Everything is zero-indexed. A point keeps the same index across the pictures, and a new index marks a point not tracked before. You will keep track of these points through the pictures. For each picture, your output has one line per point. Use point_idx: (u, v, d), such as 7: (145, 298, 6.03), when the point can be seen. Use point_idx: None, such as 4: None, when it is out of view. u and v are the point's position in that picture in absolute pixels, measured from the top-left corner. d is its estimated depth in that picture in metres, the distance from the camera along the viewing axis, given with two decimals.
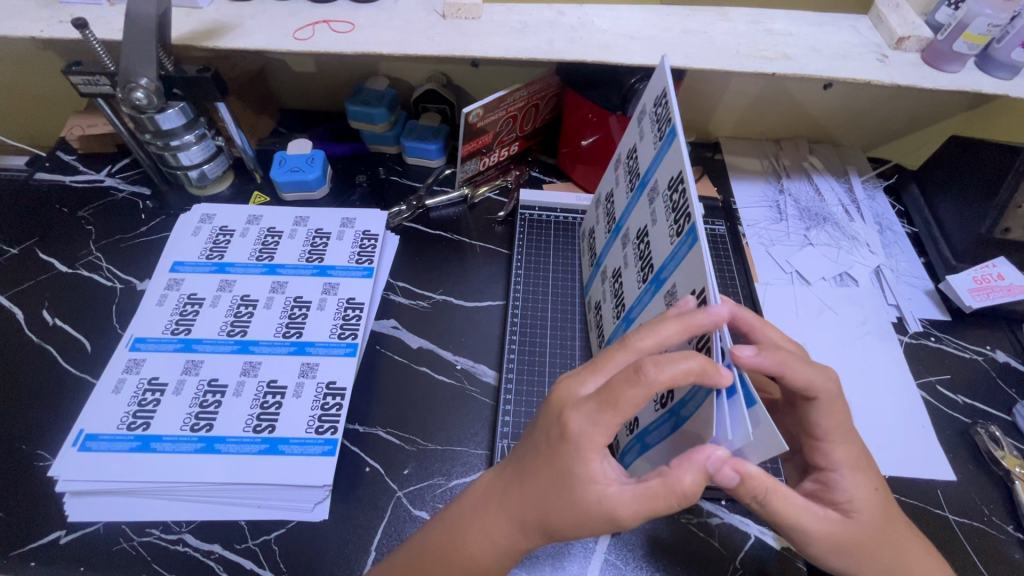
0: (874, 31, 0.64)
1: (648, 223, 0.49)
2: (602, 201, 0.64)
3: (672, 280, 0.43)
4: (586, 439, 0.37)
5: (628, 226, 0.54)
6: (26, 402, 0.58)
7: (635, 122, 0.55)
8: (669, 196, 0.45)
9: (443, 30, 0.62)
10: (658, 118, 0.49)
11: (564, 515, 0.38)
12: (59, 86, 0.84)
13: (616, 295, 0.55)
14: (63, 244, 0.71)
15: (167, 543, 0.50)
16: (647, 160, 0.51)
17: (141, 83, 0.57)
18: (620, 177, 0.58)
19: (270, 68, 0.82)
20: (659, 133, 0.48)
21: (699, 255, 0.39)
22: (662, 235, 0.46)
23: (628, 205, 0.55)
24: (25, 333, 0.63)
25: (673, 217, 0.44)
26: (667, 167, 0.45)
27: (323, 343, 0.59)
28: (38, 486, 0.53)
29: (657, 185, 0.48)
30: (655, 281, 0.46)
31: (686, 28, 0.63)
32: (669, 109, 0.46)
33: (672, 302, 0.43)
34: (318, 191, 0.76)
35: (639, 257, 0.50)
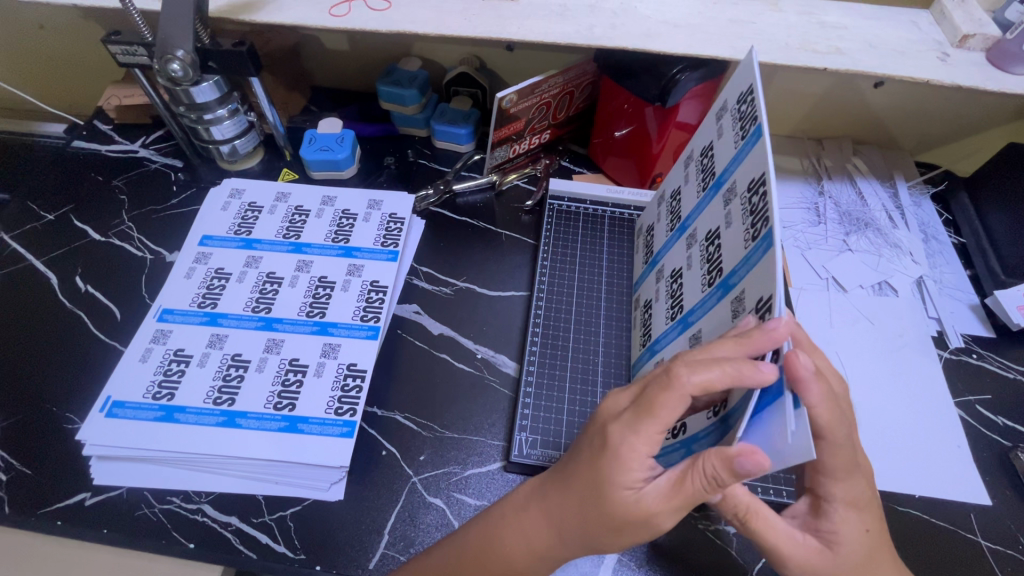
0: (936, 28, 0.61)
1: (721, 225, 0.46)
2: (666, 198, 0.61)
3: (741, 285, 0.41)
4: (626, 447, 0.36)
5: (696, 226, 0.52)
6: (57, 365, 0.59)
7: (711, 117, 0.51)
8: (748, 199, 0.42)
9: (480, 12, 0.60)
10: (741, 117, 0.45)
11: (605, 520, 0.38)
12: (98, 57, 0.85)
13: (674, 295, 0.54)
14: (97, 213, 0.73)
15: (187, 512, 0.51)
16: (723, 159, 0.48)
17: (177, 55, 0.58)
18: (691, 174, 0.54)
19: (303, 46, 0.81)
20: (741, 133, 0.45)
21: (769, 261, 0.37)
22: (735, 239, 0.43)
23: (697, 204, 0.52)
24: (58, 298, 0.64)
25: (750, 221, 0.41)
26: (748, 170, 0.43)
27: (345, 324, 0.59)
28: (66, 448, 0.54)
29: (734, 187, 0.45)
30: (723, 285, 0.44)
31: (733, 17, 0.60)
32: (755, 107, 0.43)
33: (739, 310, 0.41)
34: (347, 172, 0.75)
35: (706, 259, 0.48)
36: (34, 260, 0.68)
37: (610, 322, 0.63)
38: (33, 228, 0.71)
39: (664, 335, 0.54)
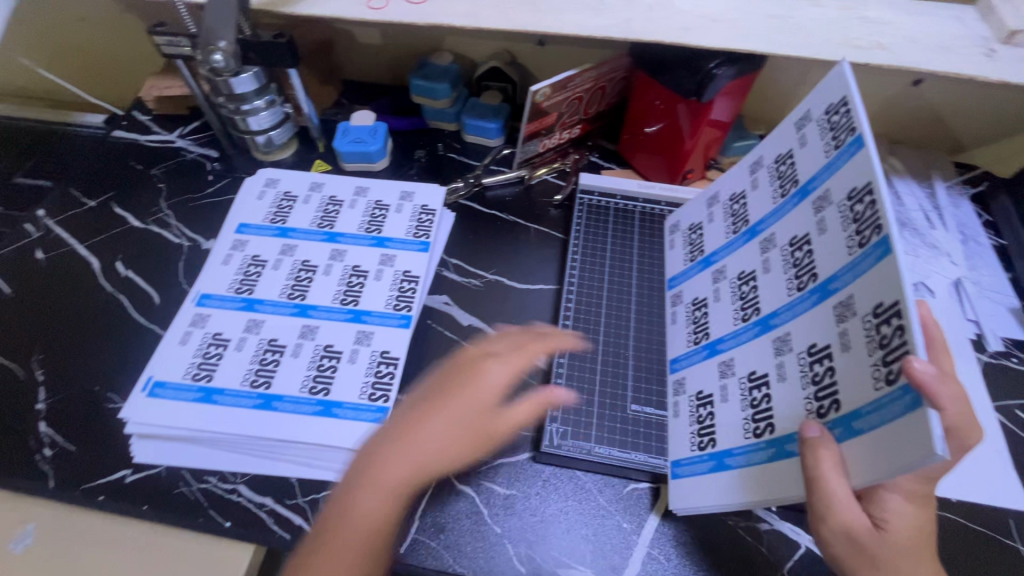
0: (982, 23, 0.59)
1: (811, 232, 0.46)
2: (722, 200, 0.60)
3: (848, 291, 0.40)
4: (489, 381, 0.47)
5: (773, 232, 0.51)
6: (99, 346, 0.61)
7: (789, 125, 0.51)
8: (849, 207, 0.42)
9: (517, 5, 0.60)
10: (833, 126, 0.45)
11: (444, 437, 0.44)
12: (138, 50, 0.88)
13: (744, 297, 0.52)
14: (136, 200, 0.74)
15: (224, 491, 0.52)
16: (808, 167, 0.47)
17: (220, 46, 0.60)
18: (761, 180, 0.54)
19: (337, 39, 0.83)
20: (832, 143, 0.45)
21: (893, 268, 0.36)
22: (835, 245, 0.43)
23: (772, 209, 0.52)
24: (99, 282, 0.66)
25: (855, 229, 0.41)
26: (848, 179, 0.42)
27: (379, 312, 0.60)
28: (108, 426, 0.56)
29: (828, 195, 0.44)
30: (819, 290, 0.43)
31: (772, 12, 0.60)
32: (851, 118, 0.43)
33: (846, 314, 0.40)
34: (378, 164, 0.76)
35: (792, 265, 0.47)
36: (76, 245, 0.70)
37: (641, 317, 0.63)
38: (75, 214, 0.73)
39: (733, 337, 0.52)
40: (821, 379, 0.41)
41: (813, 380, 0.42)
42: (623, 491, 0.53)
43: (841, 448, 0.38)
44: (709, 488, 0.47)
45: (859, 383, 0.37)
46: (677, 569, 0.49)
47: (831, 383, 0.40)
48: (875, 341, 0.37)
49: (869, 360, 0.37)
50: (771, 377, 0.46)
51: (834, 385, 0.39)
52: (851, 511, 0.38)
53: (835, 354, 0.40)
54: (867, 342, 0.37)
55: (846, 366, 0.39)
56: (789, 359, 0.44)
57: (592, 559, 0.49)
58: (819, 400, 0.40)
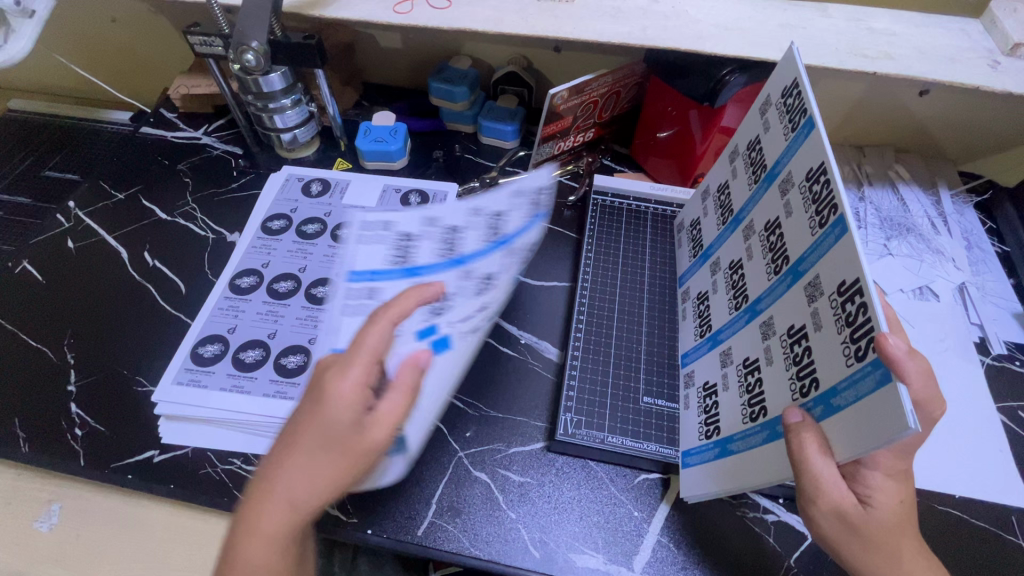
0: (986, 37, 0.61)
1: (780, 215, 0.48)
2: (712, 192, 0.62)
3: (815, 271, 0.42)
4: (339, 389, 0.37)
5: (752, 219, 0.53)
6: (128, 332, 0.63)
7: (755, 113, 0.53)
8: (809, 188, 0.43)
9: (537, 12, 0.63)
10: (789, 110, 0.46)
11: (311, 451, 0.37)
12: (165, 49, 0.90)
13: (735, 286, 0.54)
14: (163, 194, 0.77)
15: (248, 473, 0.54)
16: (775, 152, 0.49)
17: (251, 46, 0.62)
18: (738, 168, 0.56)
19: (359, 43, 0.85)
20: (790, 127, 0.46)
21: (851, 245, 0.38)
22: (801, 226, 0.44)
23: (749, 196, 0.53)
24: (128, 271, 0.69)
25: (815, 209, 0.42)
26: (804, 161, 0.44)
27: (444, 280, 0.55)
28: (137, 408, 0.58)
29: (790, 177, 0.46)
30: (792, 272, 0.45)
31: (783, 22, 0.62)
32: (802, 102, 0.44)
33: (816, 295, 0.41)
34: (398, 163, 0.78)
35: (769, 250, 0.49)
36: (106, 235, 0.72)
37: (652, 312, 0.65)
38: (104, 206, 0.76)
39: (729, 326, 0.54)
40: (801, 360, 0.43)
41: (794, 360, 0.43)
42: (633, 481, 0.54)
43: (823, 428, 0.39)
44: (709, 475, 0.49)
45: (831, 361, 0.39)
46: (687, 557, 0.51)
47: (809, 362, 0.42)
48: (842, 318, 0.38)
49: (838, 336, 0.39)
50: (762, 361, 0.48)
51: (811, 363, 0.41)
52: (835, 491, 0.40)
53: (810, 334, 0.42)
54: (835, 320, 0.39)
55: (820, 343, 0.40)
56: (773, 343, 0.46)
57: (605, 546, 0.51)
58: (801, 379, 0.42)
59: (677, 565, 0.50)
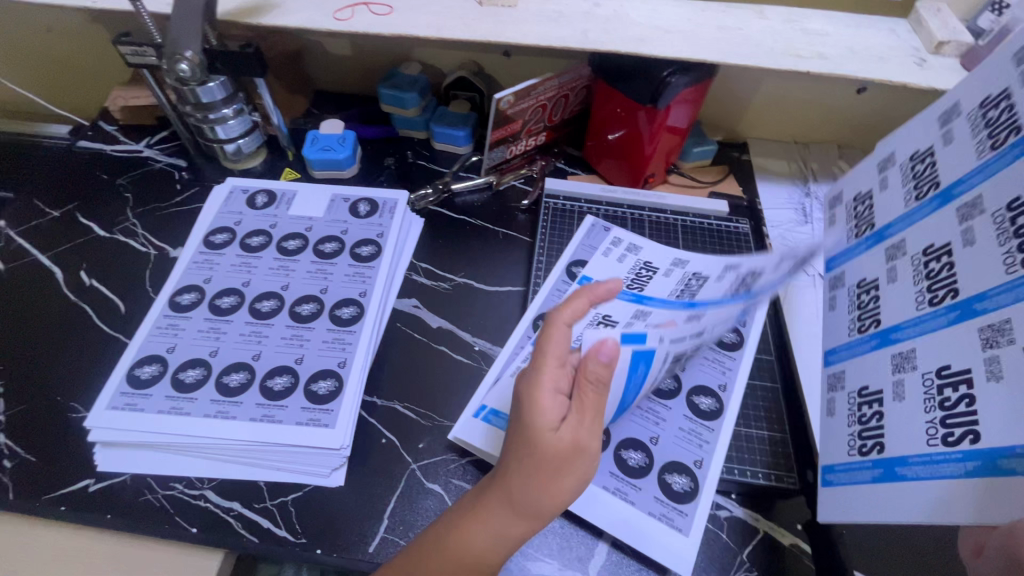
0: (914, 35, 0.63)
1: (953, 242, 0.41)
2: (846, 202, 0.55)
3: (1003, 313, 0.35)
4: (530, 399, 0.41)
5: (903, 238, 0.46)
6: (62, 356, 0.60)
7: (925, 121, 0.47)
8: (1006, 227, 0.36)
9: (479, 17, 0.62)
10: (990, 123, 0.40)
11: (524, 474, 0.41)
12: (102, 59, 0.87)
13: (861, 307, 0.48)
14: (102, 210, 0.74)
15: (190, 497, 0.52)
16: (952, 168, 0.43)
17: (186, 55, 0.60)
18: (892, 178, 0.49)
19: (306, 50, 0.84)
20: (990, 145, 0.40)
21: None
22: (988, 256, 0.37)
23: (899, 212, 0.47)
24: (62, 291, 0.66)
25: (1019, 245, 0.35)
26: (1008, 187, 0.37)
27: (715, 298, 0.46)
28: (72, 435, 0.55)
29: (980, 201, 0.39)
30: (961, 308, 0.38)
31: (721, 24, 0.63)
32: (1022, 113, 0.38)
33: (995, 341, 0.35)
34: (348, 171, 0.77)
35: (925, 275, 0.42)
36: (39, 255, 0.69)
37: None
38: (38, 224, 0.72)
39: (846, 347, 0.48)
40: (868, 421, 0.43)
41: (938, 402, 0.38)
42: None
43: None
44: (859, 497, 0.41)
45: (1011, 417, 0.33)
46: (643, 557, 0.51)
47: (876, 427, 0.42)
48: (933, 399, 0.38)
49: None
50: (885, 395, 0.42)
51: (880, 429, 0.42)
52: None
53: (978, 382, 0.35)
54: None
55: (992, 399, 0.34)
56: (910, 378, 0.41)
57: (560, 551, 0.50)
58: (863, 438, 0.43)
59: (633, 566, 0.50)
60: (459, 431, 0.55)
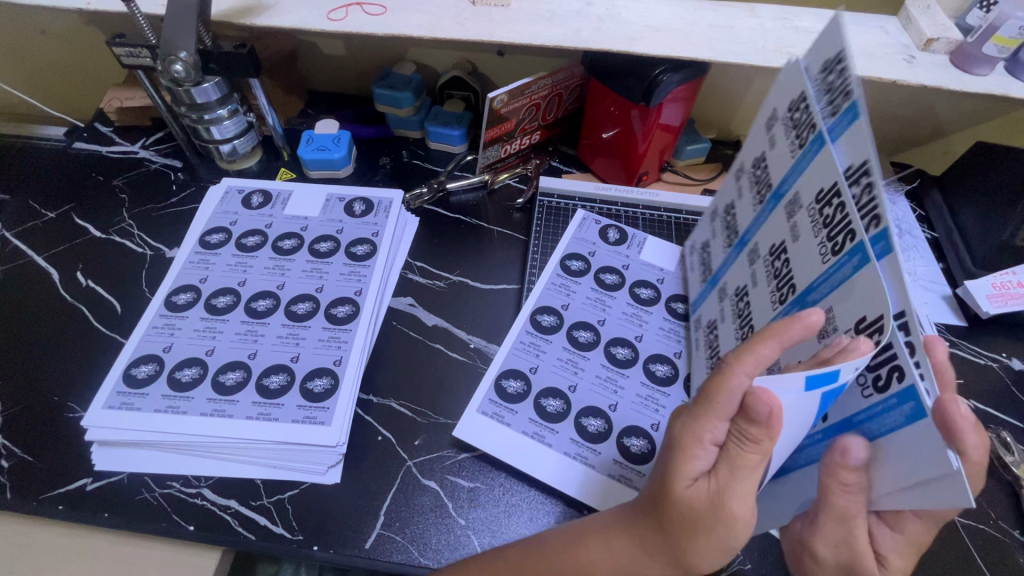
0: (903, 32, 0.64)
1: (788, 240, 0.45)
2: (719, 213, 0.59)
3: (826, 304, 0.40)
4: (684, 441, 0.37)
5: (756, 242, 0.51)
6: (58, 357, 0.61)
7: (761, 127, 0.50)
8: (819, 211, 0.41)
9: (472, 16, 0.63)
10: (797, 125, 0.44)
11: (666, 521, 0.38)
12: (97, 61, 0.87)
13: (741, 314, 0.52)
14: (98, 211, 0.74)
15: (187, 496, 0.52)
16: (780, 170, 0.46)
17: (180, 56, 0.60)
18: (744, 187, 0.53)
19: (301, 51, 0.84)
20: (798, 145, 0.44)
21: (871, 276, 0.35)
22: (810, 253, 0.42)
23: (754, 218, 0.51)
24: (58, 292, 0.66)
25: (828, 236, 0.40)
26: (813, 182, 0.41)
27: (822, 278, 0.41)
28: (68, 435, 0.55)
29: (798, 199, 0.44)
30: (801, 302, 0.43)
31: (712, 22, 0.63)
32: (809, 114, 0.42)
33: (829, 331, 0.39)
34: (343, 171, 0.77)
35: (774, 276, 0.47)
36: (35, 256, 0.69)
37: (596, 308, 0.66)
38: (34, 225, 0.72)
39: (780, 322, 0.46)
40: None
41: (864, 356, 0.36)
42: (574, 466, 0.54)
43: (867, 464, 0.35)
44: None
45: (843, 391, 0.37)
46: None
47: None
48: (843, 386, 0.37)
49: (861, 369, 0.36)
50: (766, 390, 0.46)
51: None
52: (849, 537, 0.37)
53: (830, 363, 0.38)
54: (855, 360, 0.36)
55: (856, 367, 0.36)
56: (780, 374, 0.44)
57: None
58: None
59: None
60: (460, 427, 0.55)
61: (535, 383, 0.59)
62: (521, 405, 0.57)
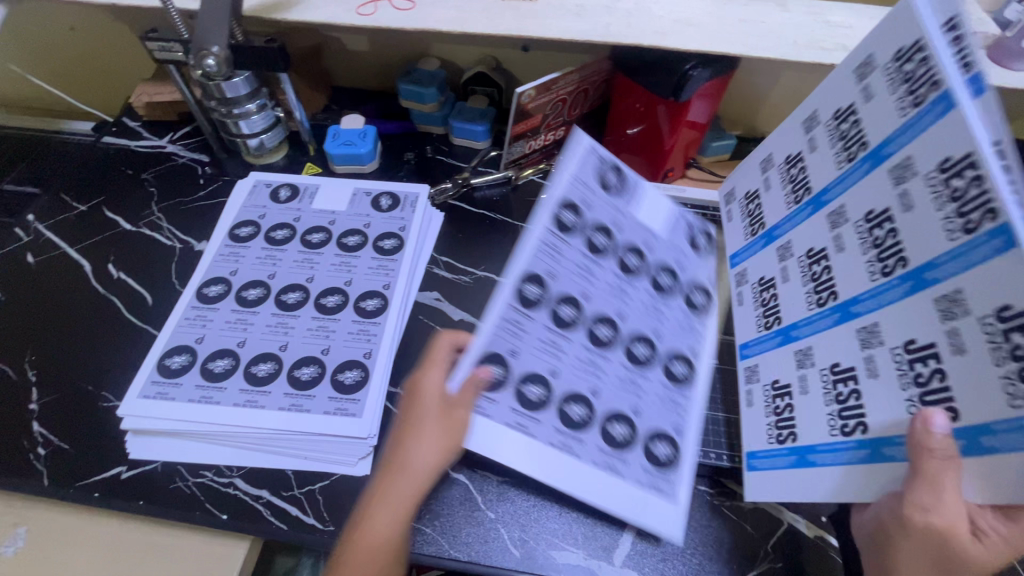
0: None
1: (891, 208, 0.43)
2: (778, 163, 0.58)
3: (950, 281, 0.37)
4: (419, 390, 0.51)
5: (844, 204, 0.48)
6: (91, 347, 0.61)
7: (851, 79, 0.49)
8: (940, 182, 0.38)
9: (501, 11, 0.63)
10: (909, 80, 0.42)
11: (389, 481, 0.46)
12: (124, 56, 0.88)
13: (816, 278, 0.50)
14: (127, 205, 0.75)
15: (220, 485, 0.52)
16: (883, 128, 0.45)
17: (213, 51, 0.61)
18: (820, 139, 0.52)
19: (326, 47, 0.85)
20: (910, 103, 0.42)
21: (1015, 261, 0.32)
22: (926, 225, 0.39)
23: (838, 176, 0.49)
24: (91, 283, 0.67)
25: (953, 213, 0.37)
26: (934, 149, 0.39)
27: (946, 255, 0.37)
28: (103, 424, 0.56)
29: (911, 164, 0.41)
30: (912, 277, 0.40)
31: (743, 17, 0.63)
32: (935, 68, 0.40)
33: (954, 313, 0.36)
34: (369, 166, 0.78)
35: (872, 244, 0.44)
36: (68, 248, 0.70)
37: None
38: (65, 218, 0.74)
39: (873, 294, 0.43)
40: (846, 399, 0.44)
41: (1011, 352, 0.32)
42: None
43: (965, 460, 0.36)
44: (789, 482, 0.47)
45: (977, 393, 0.35)
46: (667, 547, 0.51)
47: (857, 405, 0.43)
48: (909, 376, 0.39)
49: (994, 368, 0.34)
50: (859, 373, 0.43)
51: (859, 407, 0.43)
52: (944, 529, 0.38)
53: (942, 355, 0.37)
54: (989, 350, 0.34)
55: (961, 368, 0.36)
56: (879, 353, 0.42)
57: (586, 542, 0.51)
58: (843, 418, 0.44)
59: (658, 557, 0.50)
60: None
61: (557, 388, 0.52)
62: (545, 414, 0.51)
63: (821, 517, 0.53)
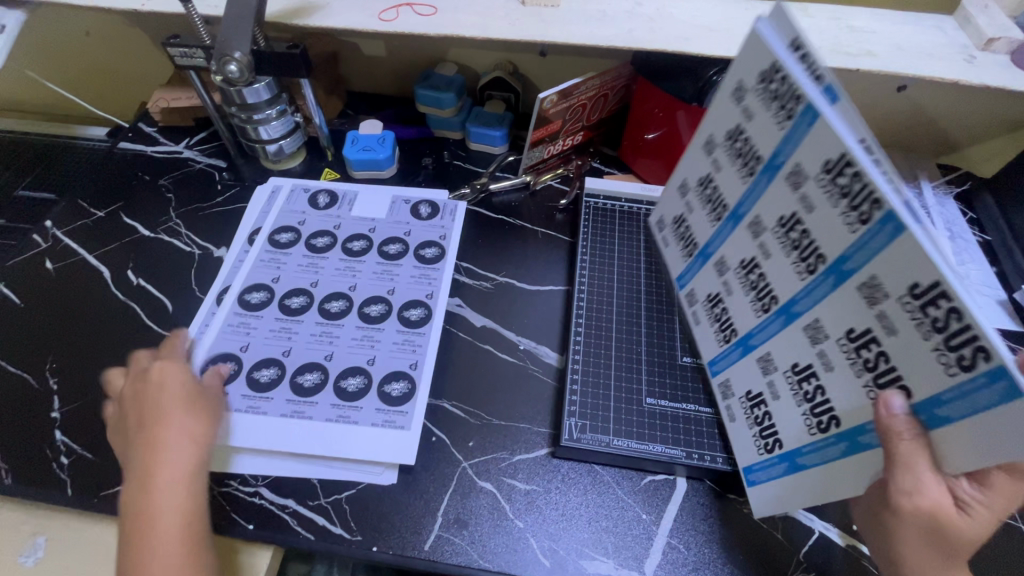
0: (961, 32, 0.63)
1: (796, 211, 0.44)
2: (693, 187, 0.59)
3: (866, 272, 0.38)
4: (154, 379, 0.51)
5: (757, 213, 0.48)
6: (112, 354, 0.61)
7: (728, 103, 0.50)
8: (830, 181, 0.39)
9: (522, 16, 0.63)
10: (777, 96, 0.43)
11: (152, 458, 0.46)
12: (139, 62, 0.88)
13: (755, 286, 0.50)
14: (145, 210, 0.75)
15: (245, 494, 0.52)
16: (768, 142, 0.45)
17: (235, 56, 0.60)
18: (721, 159, 0.53)
19: (342, 51, 0.85)
20: (784, 117, 0.43)
21: (910, 243, 0.34)
22: (830, 223, 0.40)
23: (745, 189, 0.50)
24: (110, 290, 0.66)
25: (849, 205, 0.38)
26: (817, 154, 0.40)
27: (853, 246, 0.38)
28: None
29: (800, 170, 0.42)
30: (833, 271, 0.41)
31: None
32: (794, 84, 0.41)
33: (876, 296, 0.37)
34: (387, 171, 0.77)
35: (792, 246, 0.45)
36: (86, 254, 0.70)
37: (649, 314, 0.64)
38: (83, 224, 0.73)
39: (807, 294, 0.44)
40: (814, 397, 0.44)
41: (934, 326, 0.34)
42: (641, 483, 0.54)
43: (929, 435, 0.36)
44: (789, 491, 0.47)
45: (919, 368, 0.35)
46: (698, 557, 0.50)
47: (824, 401, 0.43)
48: (858, 363, 0.40)
49: (924, 344, 0.35)
50: (817, 368, 0.44)
51: (827, 402, 0.43)
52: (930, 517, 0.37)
53: (880, 338, 0.38)
54: (915, 327, 0.35)
55: (898, 348, 0.37)
56: (829, 347, 0.42)
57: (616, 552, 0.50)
58: (817, 416, 0.44)
59: (689, 566, 0.50)
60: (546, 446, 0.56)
61: None
62: None
63: (852, 526, 0.52)
